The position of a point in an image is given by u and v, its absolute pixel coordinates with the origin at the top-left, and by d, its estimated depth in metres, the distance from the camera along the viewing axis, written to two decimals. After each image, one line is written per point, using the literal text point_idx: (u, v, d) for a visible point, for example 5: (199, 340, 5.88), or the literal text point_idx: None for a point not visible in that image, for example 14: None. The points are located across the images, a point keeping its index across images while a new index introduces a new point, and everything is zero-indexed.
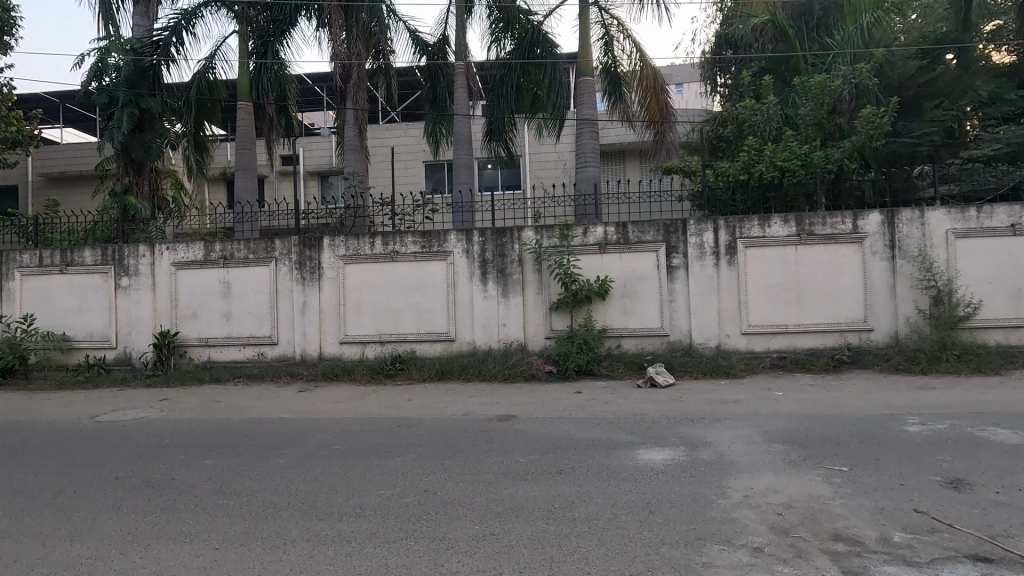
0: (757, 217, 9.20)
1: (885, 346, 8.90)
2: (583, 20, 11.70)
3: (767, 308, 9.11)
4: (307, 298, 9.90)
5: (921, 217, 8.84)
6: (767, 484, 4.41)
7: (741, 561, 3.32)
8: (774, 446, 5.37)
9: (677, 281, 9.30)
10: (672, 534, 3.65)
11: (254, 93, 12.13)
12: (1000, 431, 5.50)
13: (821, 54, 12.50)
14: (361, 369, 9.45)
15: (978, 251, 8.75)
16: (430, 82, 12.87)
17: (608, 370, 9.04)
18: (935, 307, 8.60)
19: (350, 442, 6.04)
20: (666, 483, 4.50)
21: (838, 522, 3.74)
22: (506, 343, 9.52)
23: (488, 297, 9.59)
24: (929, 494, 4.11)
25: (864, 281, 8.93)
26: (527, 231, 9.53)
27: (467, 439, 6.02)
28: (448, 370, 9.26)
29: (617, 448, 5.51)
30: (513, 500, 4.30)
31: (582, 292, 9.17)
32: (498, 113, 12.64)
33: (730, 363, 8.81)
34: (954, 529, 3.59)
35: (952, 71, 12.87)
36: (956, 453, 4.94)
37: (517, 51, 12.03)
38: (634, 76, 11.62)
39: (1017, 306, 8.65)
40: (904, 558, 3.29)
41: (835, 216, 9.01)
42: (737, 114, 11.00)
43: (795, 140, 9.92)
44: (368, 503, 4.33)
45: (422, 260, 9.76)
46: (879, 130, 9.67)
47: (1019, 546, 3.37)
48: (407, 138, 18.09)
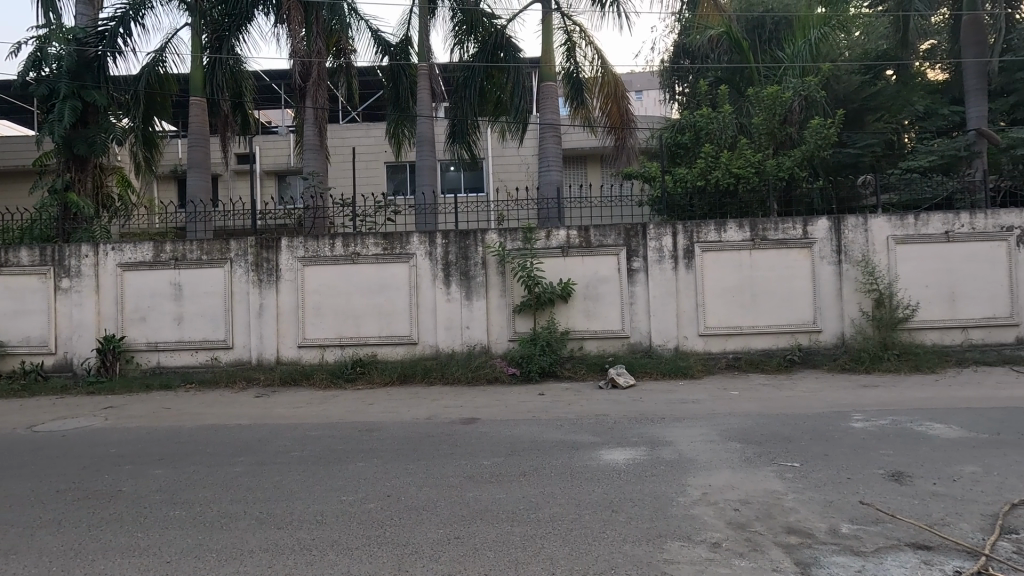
0: (714, 222, 9.49)
1: (832, 347, 9.32)
2: (546, 25, 11.83)
3: (723, 309, 9.41)
4: (264, 300, 9.62)
5: (865, 224, 9.32)
6: (724, 481, 4.55)
7: (700, 557, 3.41)
8: (730, 444, 5.54)
9: (637, 284, 9.49)
10: (634, 533, 3.72)
11: (208, 89, 11.69)
12: (937, 426, 5.85)
13: (774, 66, 13.03)
14: (320, 373, 9.25)
15: (916, 257, 9.27)
16: (393, 81, 12.71)
17: (570, 372, 9.12)
18: (877, 309, 9.10)
19: (310, 448, 5.90)
20: (628, 482, 4.59)
21: (791, 515, 3.89)
22: (469, 346, 9.49)
23: (451, 300, 9.54)
24: (874, 487, 4.32)
25: (813, 284, 9.33)
26: (490, 233, 9.56)
27: (431, 443, 5.96)
28: (411, 373, 9.17)
29: (579, 448, 5.58)
30: (477, 504, 4.28)
31: (544, 295, 9.24)
32: (462, 114, 12.56)
33: (688, 364, 9.05)
34: (897, 519, 3.79)
35: (893, 87, 13.72)
36: (898, 447, 5.22)
37: (480, 55, 12.11)
38: (595, 82, 11.85)
39: (951, 308, 9.21)
40: (852, 548, 3.45)
41: (787, 222, 9.40)
42: (694, 121, 11.35)
43: (749, 149, 10.32)
44: (329, 510, 4.23)
45: (384, 262, 9.63)
46: (826, 141, 10.17)
47: (954, 533, 3.58)
48: (369, 138, 17.84)
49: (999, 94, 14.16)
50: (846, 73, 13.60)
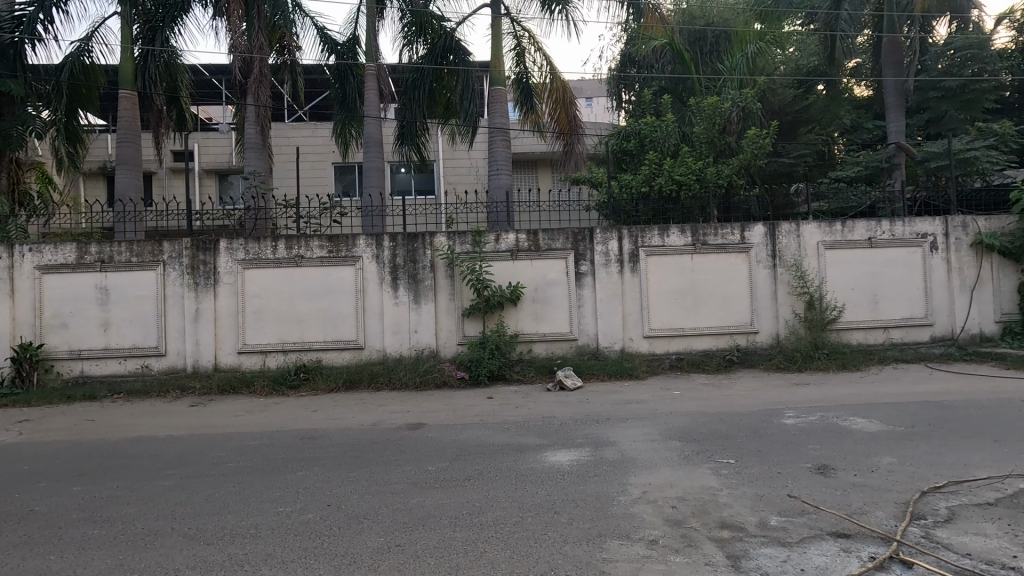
0: (657, 227, 9.77)
1: (767, 347, 9.75)
2: (496, 30, 11.89)
3: (666, 311, 9.70)
4: (200, 305, 9.19)
5: (798, 230, 9.83)
6: (663, 479, 4.69)
7: (638, 554, 3.49)
8: (670, 442, 5.70)
9: (585, 287, 9.65)
10: (574, 533, 3.77)
11: (139, 82, 11.04)
12: (860, 420, 6.23)
13: (713, 78, 13.64)
14: (261, 380, 8.91)
15: (843, 261, 9.85)
16: (340, 81, 12.45)
17: (519, 375, 9.15)
18: (809, 310, 9.62)
19: (247, 458, 5.67)
20: (571, 483, 4.66)
21: (724, 510, 4.05)
22: (417, 350, 9.38)
23: (399, 303, 9.41)
24: (802, 480, 4.56)
25: (749, 286, 9.76)
26: (439, 236, 9.51)
27: (376, 450, 5.85)
28: (357, 379, 8.96)
29: (524, 451, 5.61)
30: (420, 510, 4.22)
31: (494, 298, 9.23)
32: (411, 116, 12.46)
33: (633, 365, 9.27)
34: (820, 510, 4.00)
35: (823, 101, 14.63)
36: (824, 442, 5.52)
37: (429, 56, 12.05)
38: (544, 88, 11.98)
39: (875, 309, 9.82)
40: (778, 539, 3.62)
41: (726, 228, 9.79)
42: (639, 130, 11.75)
43: (690, 157, 10.72)
44: (265, 522, 4.09)
45: (329, 265, 9.40)
46: (762, 151, 10.69)
47: (870, 521, 3.82)
48: (316, 138, 17.39)
49: (915, 111, 15.28)
50: (781, 86, 14.23)
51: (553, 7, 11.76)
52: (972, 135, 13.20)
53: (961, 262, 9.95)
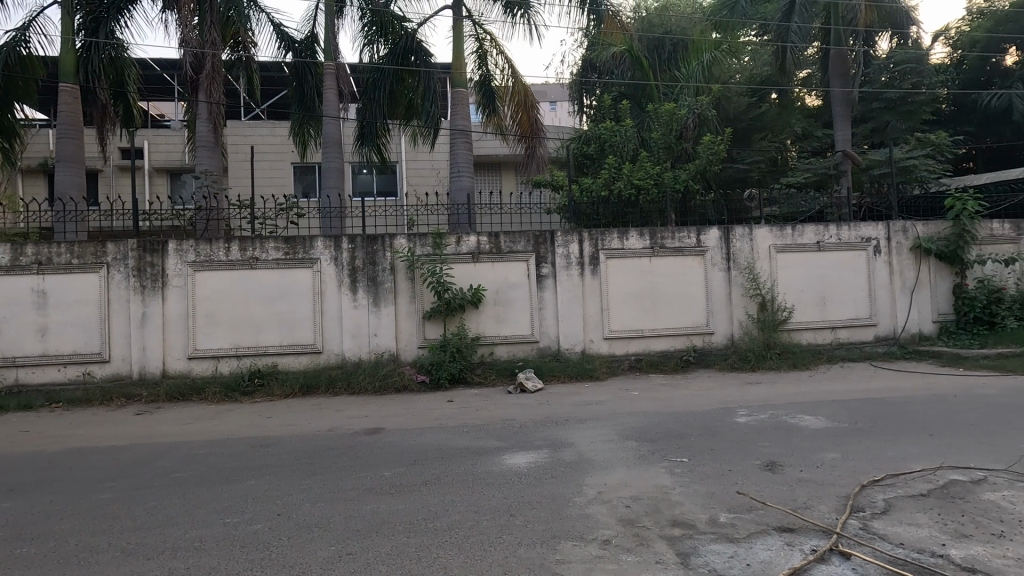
0: (617, 231, 9.91)
1: (722, 347, 10.02)
2: (457, 33, 11.86)
3: (625, 313, 9.84)
4: (147, 309, 8.82)
5: (750, 234, 10.14)
6: (619, 479, 4.75)
7: (591, 555, 3.52)
8: (627, 443, 5.78)
9: (546, 289, 9.71)
10: (529, 535, 3.78)
11: (81, 76, 10.56)
12: (808, 418, 6.46)
13: (671, 85, 13.99)
14: (213, 387, 8.60)
15: (793, 264, 10.22)
16: (298, 79, 12.16)
17: (480, 378, 9.11)
18: (761, 311, 9.95)
19: (195, 467, 5.46)
20: (528, 486, 4.66)
21: (676, 509, 4.12)
22: (376, 354, 9.24)
23: (358, 306, 9.25)
24: (751, 477, 4.69)
25: (705, 288, 10.02)
26: (399, 238, 9.40)
27: (331, 456, 5.73)
28: (314, 384, 8.75)
29: (483, 454, 5.59)
30: (374, 517, 4.15)
31: (454, 301, 9.16)
32: (371, 116, 12.29)
33: (593, 367, 9.36)
34: (767, 506, 4.12)
35: (774, 109, 15.28)
36: (773, 439, 5.70)
37: (390, 56, 11.91)
38: (506, 91, 12.00)
39: (823, 310, 10.22)
40: (727, 536, 3.70)
41: (682, 231, 10.01)
42: (599, 134, 11.97)
43: (648, 162, 10.97)
44: (211, 534, 3.95)
45: (285, 267, 9.17)
46: (717, 157, 10.99)
47: (813, 515, 3.96)
48: (273, 137, 16.96)
49: (860, 121, 16.01)
50: (736, 95, 14.84)
51: (515, 10, 11.82)
52: (912, 145, 13.91)
53: (901, 265, 10.46)
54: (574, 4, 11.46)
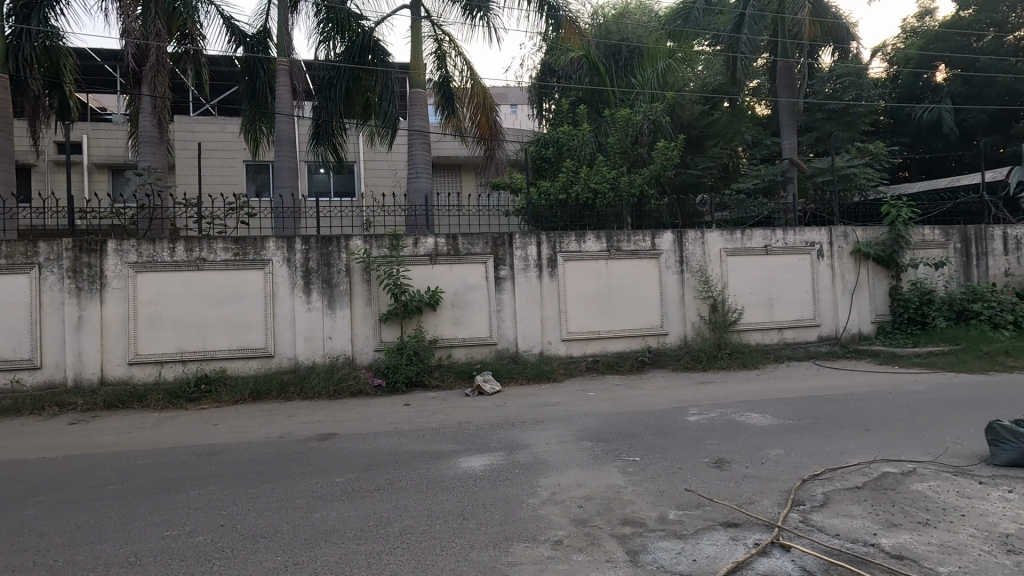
0: (574, 234, 10.03)
1: (676, 348, 10.27)
2: (416, 32, 11.77)
3: (582, 315, 9.96)
4: (83, 313, 8.35)
5: (702, 238, 10.45)
6: (573, 479, 4.80)
7: (542, 556, 3.53)
8: (582, 443, 5.85)
9: (504, 292, 9.72)
10: (482, 538, 3.76)
11: (11, 64, 9.94)
12: (755, 415, 6.69)
13: (628, 91, 14.30)
14: (156, 394, 8.21)
15: (742, 267, 10.58)
16: (249, 74, 11.80)
17: (438, 381, 9.02)
18: (713, 313, 10.26)
19: (132, 479, 5.20)
20: (482, 488, 4.65)
21: (628, 507, 4.19)
22: (331, 358, 9.04)
23: (312, 308, 9.03)
24: (699, 474, 4.82)
25: (659, 290, 10.25)
26: (354, 240, 9.22)
27: (280, 464, 5.55)
28: (265, 390, 8.46)
29: (438, 458, 5.53)
30: (323, 524, 4.06)
31: (412, 303, 9.06)
32: (327, 115, 12.03)
33: (551, 368, 9.42)
34: (714, 502, 4.24)
35: (725, 118, 15.91)
36: (721, 437, 5.88)
37: (346, 55, 11.68)
38: (465, 92, 11.95)
39: (770, 311, 10.62)
40: (675, 532, 3.79)
41: (638, 235, 10.21)
42: (557, 138, 12.16)
43: (605, 166, 11.19)
44: (148, 548, 3.77)
45: (234, 269, 8.86)
46: (670, 162, 11.28)
47: (756, 510, 4.10)
48: (224, 134, 16.38)
49: (806, 130, 16.73)
50: (690, 102, 15.34)
51: (474, 13, 11.82)
52: (852, 154, 14.66)
53: (842, 268, 10.98)
54: (533, 8, 11.56)
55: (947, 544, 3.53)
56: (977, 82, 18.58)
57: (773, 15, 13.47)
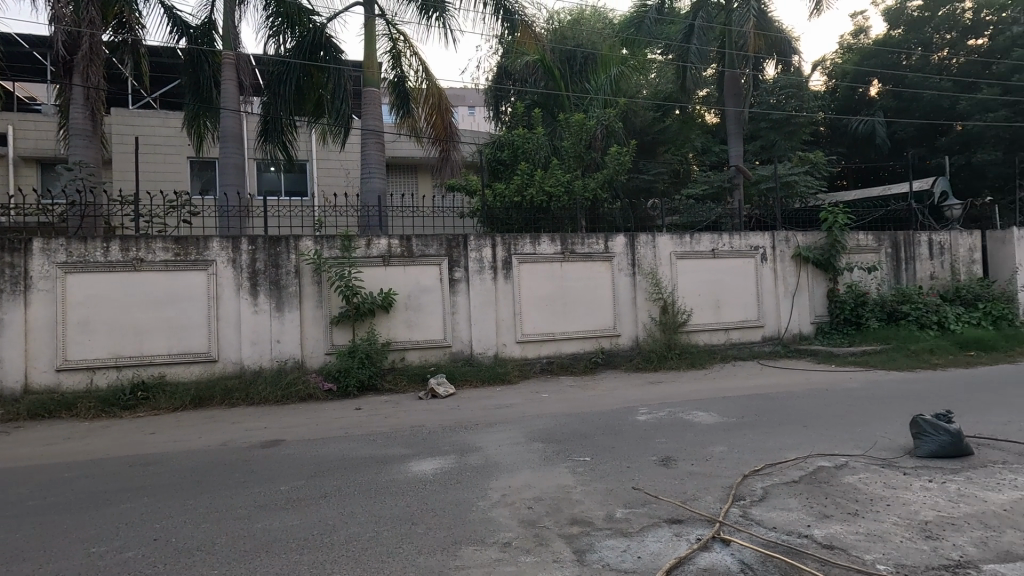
0: (529, 236, 10.08)
1: (628, 349, 10.47)
2: (370, 31, 11.57)
3: (537, 317, 10.02)
4: (5, 316, 7.80)
5: (654, 241, 10.70)
6: (523, 481, 4.81)
7: (490, 558, 3.52)
8: (533, 445, 5.88)
9: (458, 294, 9.67)
10: (430, 543, 3.72)
11: None
12: (701, 414, 6.90)
13: (582, 96, 14.53)
14: (86, 402, 7.74)
15: (692, 270, 10.90)
16: (193, 67, 11.32)
17: (391, 384, 8.88)
18: (663, 314, 10.53)
19: (57, 493, 4.88)
20: (432, 493, 4.60)
21: (576, 507, 4.24)
22: (279, 362, 8.77)
23: (258, 311, 8.73)
24: (647, 472, 4.93)
25: (612, 292, 10.43)
26: (304, 240, 8.97)
27: (221, 473, 5.33)
28: (208, 396, 8.11)
29: (389, 463, 5.45)
30: (265, 535, 3.91)
31: (364, 305, 8.91)
32: (276, 111, 11.67)
33: (505, 370, 9.42)
34: (659, 500, 4.35)
35: (676, 125, 16.38)
36: (669, 435, 6.03)
37: (297, 49, 11.29)
38: (420, 93, 11.85)
39: (718, 313, 10.98)
40: (622, 530, 3.86)
41: (592, 237, 10.37)
42: (512, 140, 12.20)
43: (560, 170, 11.20)
44: (71, 567, 3.53)
45: (175, 269, 8.46)
46: (623, 167, 11.46)
47: (699, 506, 4.22)
48: (166, 128, 15.67)
49: (751, 138, 17.42)
50: (642, 109, 15.77)
51: (430, 13, 11.73)
52: (794, 162, 15.36)
53: (784, 272, 11.47)
54: (489, 11, 11.56)
55: (873, 532, 3.73)
56: (906, 97, 19.80)
57: (720, 27, 14.00)
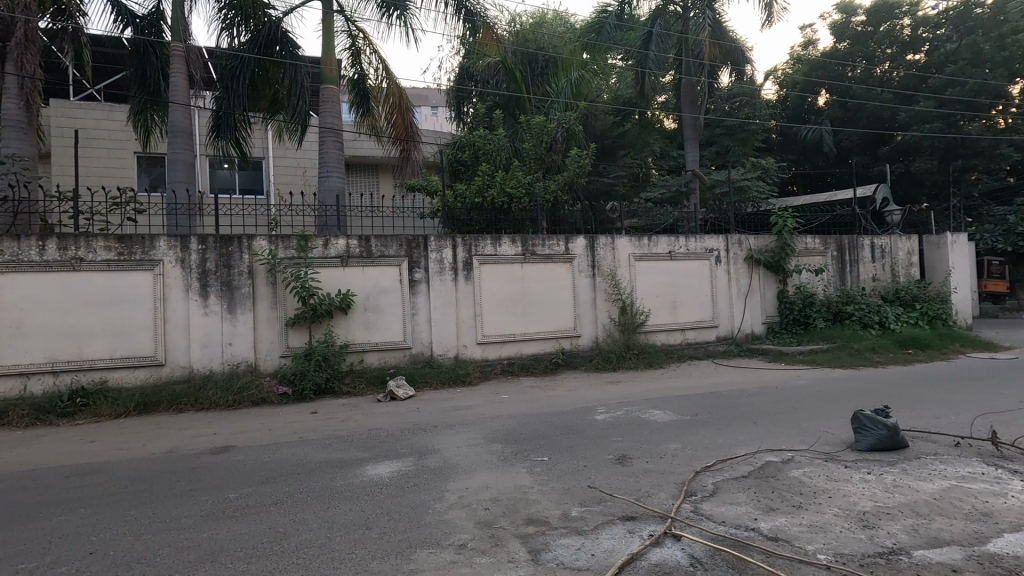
0: (490, 237, 10.08)
1: (588, 349, 10.60)
2: (328, 27, 11.34)
3: (498, 318, 10.02)
4: None
5: (613, 243, 10.86)
6: (481, 482, 4.80)
7: (445, 561, 3.49)
8: (492, 446, 5.87)
9: (419, 295, 9.58)
10: (384, 548, 3.66)
11: None
12: (657, 412, 7.05)
13: (543, 98, 14.64)
14: (20, 410, 7.30)
15: (650, 272, 11.12)
16: (139, 58, 10.84)
17: (349, 387, 8.72)
18: (622, 315, 10.71)
19: None
20: (388, 496, 4.54)
21: (533, 507, 4.26)
22: (232, 365, 8.49)
23: (209, 314, 8.43)
24: (602, 471, 4.99)
25: (573, 293, 10.54)
26: (258, 240, 8.71)
27: (166, 481, 5.11)
28: (154, 402, 7.77)
29: (344, 467, 5.34)
30: (210, 545, 3.76)
31: (321, 307, 8.71)
32: (229, 107, 11.30)
33: (466, 372, 9.38)
34: (614, 497, 4.41)
35: (636, 129, 16.71)
36: (625, 434, 6.13)
37: (251, 44, 10.98)
38: (381, 92, 11.69)
39: (675, 313, 11.24)
40: (577, 529, 3.89)
41: (552, 239, 10.44)
42: (474, 141, 12.19)
43: (521, 171, 11.24)
44: None
45: (118, 270, 8.08)
46: (583, 169, 11.48)
47: (652, 503, 4.30)
48: (111, 122, 14.97)
49: (707, 144, 17.94)
50: (602, 113, 16.04)
51: (391, 11, 11.59)
52: (747, 168, 15.89)
53: (737, 273, 11.84)
54: (450, 11, 11.50)
55: (815, 523, 3.89)
56: (851, 107, 20.77)
57: (678, 35, 14.37)
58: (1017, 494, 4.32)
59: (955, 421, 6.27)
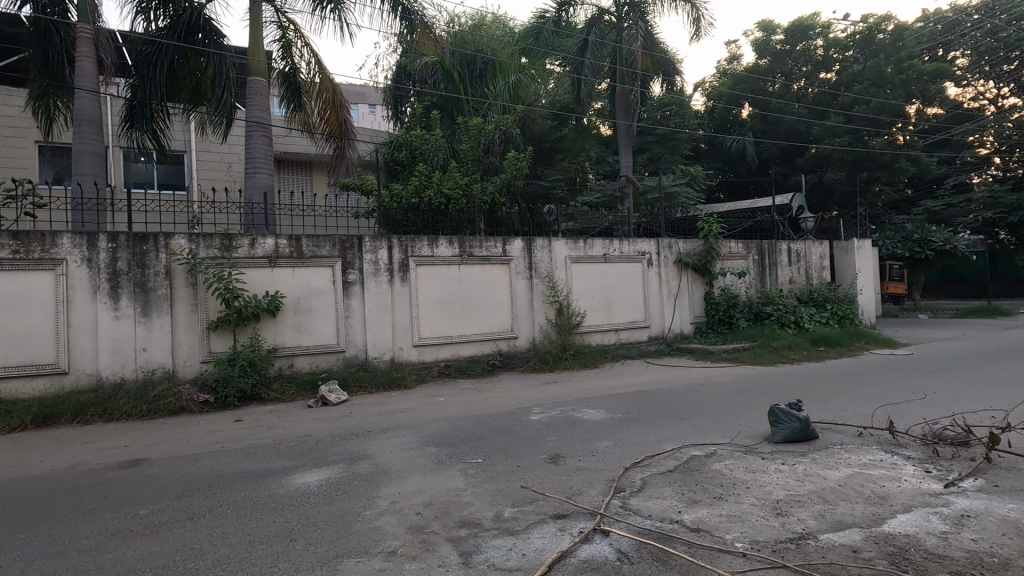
0: (427, 238, 9.97)
1: (525, 350, 10.68)
2: (256, 17, 10.85)
3: (435, 320, 9.92)
4: None
5: (550, 246, 11.01)
6: (413, 486, 4.72)
7: (373, 569, 3.41)
8: (426, 449, 5.80)
9: (352, 296, 9.32)
10: (309, 560, 3.52)
11: None
12: (591, 411, 7.20)
13: (482, 100, 14.65)
14: None
15: (586, 274, 11.37)
16: (39, 38, 9.92)
17: (278, 393, 8.35)
18: (559, 316, 10.90)
19: None
20: (315, 505, 4.38)
21: (465, 510, 4.23)
22: (146, 372, 7.92)
23: (119, 317, 7.83)
24: (536, 471, 5.03)
25: (510, 294, 10.59)
26: (176, 238, 8.19)
27: (67, 500, 4.69)
28: (55, 414, 7.12)
29: (269, 477, 5.10)
30: (114, 568, 3.48)
31: (247, 309, 8.29)
32: (144, 95, 10.56)
33: (402, 375, 9.21)
34: (546, 496, 4.46)
35: (573, 134, 17.06)
36: (559, 433, 6.22)
37: (170, 30, 10.27)
38: (313, 87, 11.27)
39: (609, 314, 11.54)
40: (508, 529, 3.91)
41: (490, 241, 10.46)
42: (411, 141, 12.03)
43: (458, 172, 11.17)
44: None
45: (12, 269, 7.36)
46: (520, 172, 11.56)
47: (583, 500, 4.38)
48: (7, 108, 13.65)
49: (640, 150, 18.56)
50: (539, 117, 16.27)
51: (325, 5, 11.24)
52: (677, 175, 16.59)
53: (667, 276, 12.32)
54: (386, 8, 11.27)
55: (733, 514, 4.10)
56: (771, 120, 22.11)
57: (612, 44, 14.80)
58: (909, 477, 4.75)
59: (859, 413, 6.80)
